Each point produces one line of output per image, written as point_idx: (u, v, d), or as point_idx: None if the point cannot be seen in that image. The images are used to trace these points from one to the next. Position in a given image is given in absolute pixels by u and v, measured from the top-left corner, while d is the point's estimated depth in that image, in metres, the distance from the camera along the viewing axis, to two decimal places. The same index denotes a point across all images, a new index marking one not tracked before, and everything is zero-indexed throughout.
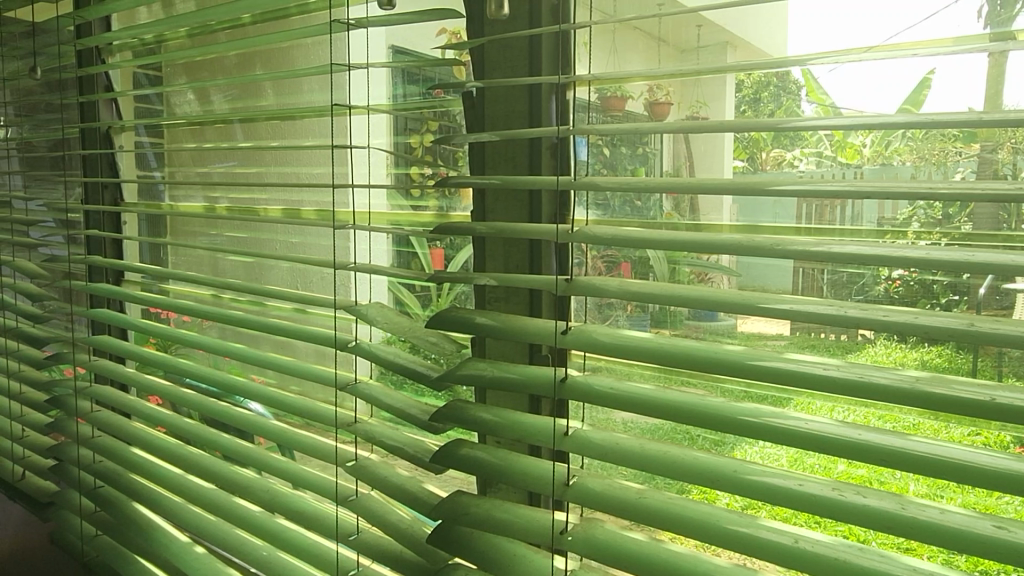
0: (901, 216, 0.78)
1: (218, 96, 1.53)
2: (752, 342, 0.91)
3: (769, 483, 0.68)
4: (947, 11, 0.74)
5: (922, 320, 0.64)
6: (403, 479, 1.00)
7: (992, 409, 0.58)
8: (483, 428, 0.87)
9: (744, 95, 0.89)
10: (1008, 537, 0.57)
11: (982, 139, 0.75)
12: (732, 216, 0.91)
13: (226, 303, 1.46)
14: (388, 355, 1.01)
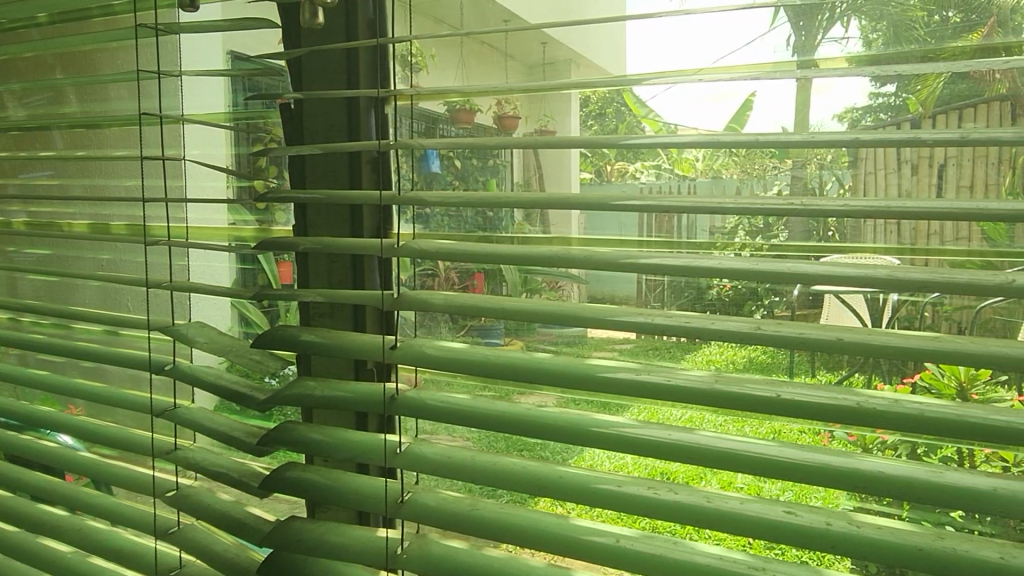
0: (728, 226, 0.86)
1: (12, 100, 1.40)
2: (602, 349, 0.98)
3: (588, 485, 0.71)
4: (762, 38, 0.81)
5: (717, 325, 0.69)
6: (227, 506, 0.95)
7: (776, 404, 0.64)
8: (309, 449, 0.84)
9: (590, 110, 0.94)
10: (794, 522, 0.64)
11: (794, 156, 0.82)
12: (581, 229, 0.96)
13: (26, 327, 1.33)
14: (210, 376, 0.96)
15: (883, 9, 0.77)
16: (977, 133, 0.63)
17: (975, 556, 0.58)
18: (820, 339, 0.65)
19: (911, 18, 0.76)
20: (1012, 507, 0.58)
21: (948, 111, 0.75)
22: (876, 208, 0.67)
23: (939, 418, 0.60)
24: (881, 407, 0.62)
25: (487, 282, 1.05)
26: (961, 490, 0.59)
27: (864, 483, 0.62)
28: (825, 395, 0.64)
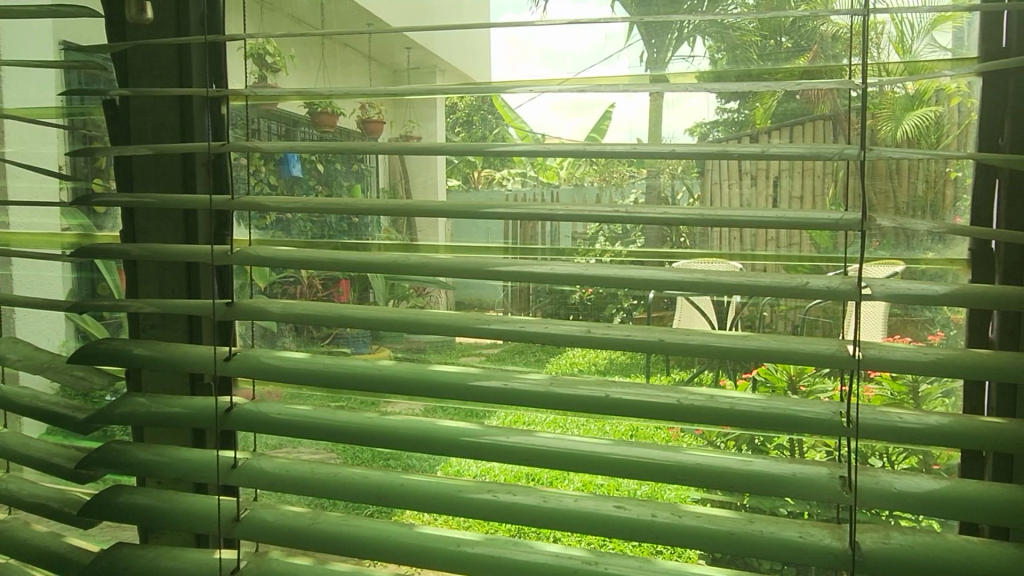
0: (589, 232, 0.78)
1: None
2: (469, 354, 0.83)
3: (432, 490, 0.64)
4: (619, 54, 0.75)
5: (551, 329, 0.61)
6: (46, 537, 0.79)
7: (604, 404, 0.59)
8: (152, 471, 0.71)
9: (457, 116, 0.82)
10: (621, 515, 0.59)
11: (649, 165, 0.77)
12: (448, 237, 0.84)
13: None
14: (23, 398, 0.79)
15: (729, 31, 0.72)
16: (772, 148, 0.58)
17: (778, 538, 0.57)
18: (645, 341, 0.58)
19: (747, 42, 0.72)
20: (809, 491, 0.55)
21: (783, 127, 0.70)
22: (696, 216, 0.60)
23: (749, 412, 0.57)
24: (697, 404, 0.58)
25: (354, 289, 0.86)
26: (766, 477, 0.56)
27: (673, 474, 0.57)
28: (696, 396, 0.59)
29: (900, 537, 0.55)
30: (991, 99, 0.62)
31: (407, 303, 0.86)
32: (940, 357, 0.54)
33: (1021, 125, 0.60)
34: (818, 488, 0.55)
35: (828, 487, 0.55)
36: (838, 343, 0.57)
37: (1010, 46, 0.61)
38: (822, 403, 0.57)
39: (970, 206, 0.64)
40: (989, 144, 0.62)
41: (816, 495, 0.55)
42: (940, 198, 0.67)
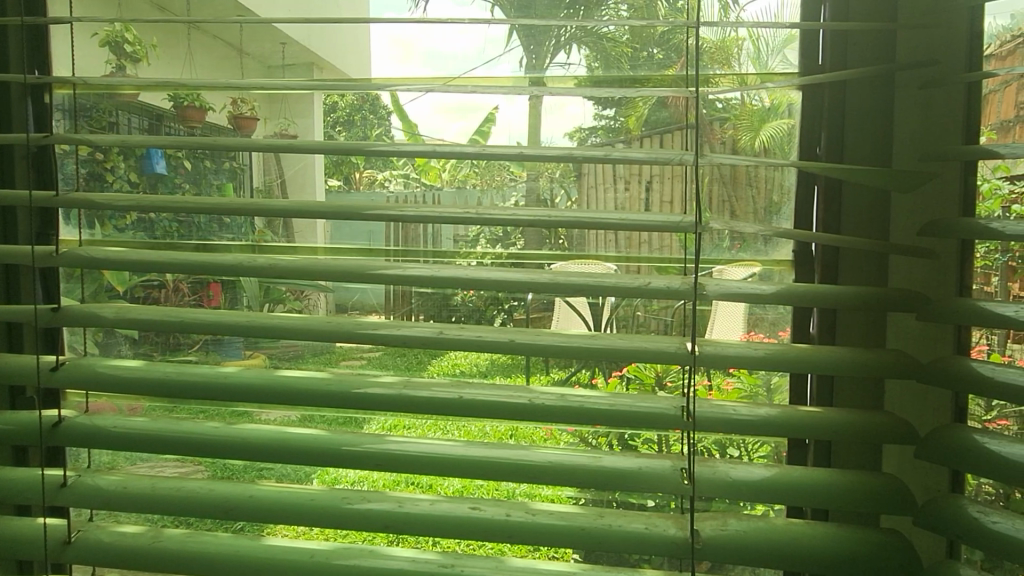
0: (469, 234, 0.78)
1: None
2: (351, 358, 0.80)
3: (285, 501, 0.62)
4: (499, 59, 0.75)
5: (403, 330, 0.62)
6: None
7: (458, 406, 0.60)
8: None
9: (338, 116, 0.78)
10: (477, 516, 0.60)
11: (528, 169, 0.78)
12: (326, 238, 0.80)
13: None
14: None
15: (602, 41, 0.74)
16: (618, 152, 0.63)
17: (627, 531, 0.59)
18: (495, 342, 0.60)
19: (620, 53, 0.74)
20: (652, 483, 0.58)
21: (653, 135, 0.73)
22: (569, 220, 0.62)
23: (594, 409, 0.59)
24: (548, 404, 0.60)
25: (226, 293, 0.83)
26: (614, 472, 0.59)
27: (528, 472, 0.59)
28: (555, 395, 0.61)
29: (736, 523, 0.59)
30: (811, 111, 0.69)
31: (283, 308, 0.82)
32: (765, 352, 0.59)
33: (834, 137, 0.67)
34: (661, 479, 0.58)
35: (670, 478, 0.59)
36: (678, 340, 0.60)
37: (824, 63, 0.68)
38: (663, 398, 0.61)
39: (792, 209, 0.71)
40: (808, 152, 0.69)
41: (659, 486, 0.58)
42: (768, 203, 0.73)
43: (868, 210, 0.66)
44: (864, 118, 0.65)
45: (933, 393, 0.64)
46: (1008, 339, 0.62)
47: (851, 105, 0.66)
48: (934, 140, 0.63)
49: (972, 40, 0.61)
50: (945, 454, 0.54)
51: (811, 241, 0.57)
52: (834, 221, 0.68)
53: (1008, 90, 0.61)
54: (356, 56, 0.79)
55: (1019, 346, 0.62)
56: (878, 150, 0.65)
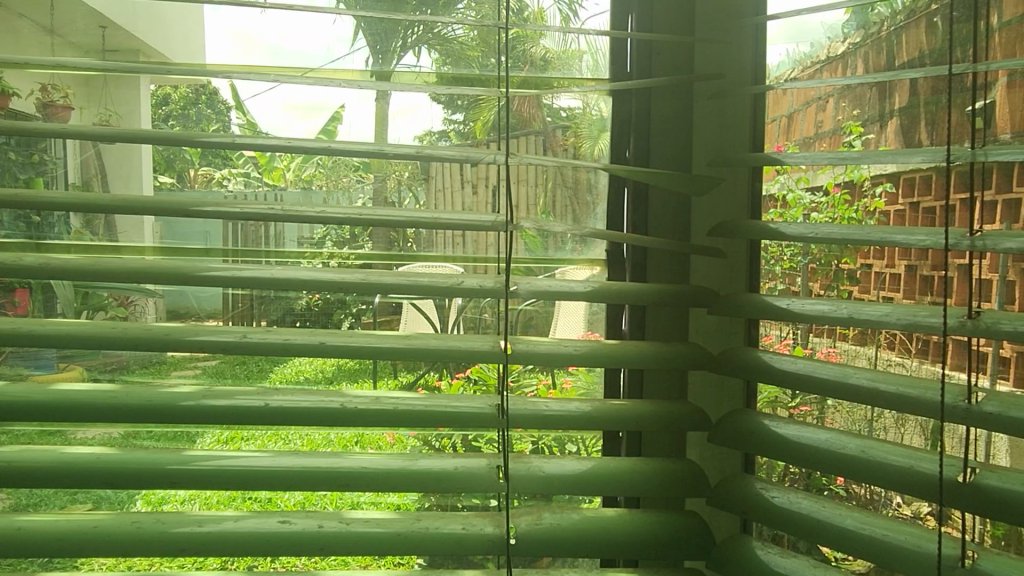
0: (315, 235, 0.75)
1: None
2: (183, 368, 0.73)
3: (70, 528, 0.56)
4: (348, 57, 0.73)
5: (200, 334, 0.58)
6: None
7: (263, 414, 0.57)
8: None
9: (172, 109, 0.73)
10: (286, 531, 0.58)
11: (375, 170, 0.76)
12: (155, 238, 0.74)
13: None
14: None
15: (450, 44, 0.74)
16: (430, 148, 0.62)
17: (442, 533, 0.59)
18: (304, 344, 0.58)
19: (470, 57, 0.74)
20: (465, 483, 0.59)
21: (500, 140, 0.74)
22: (414, 220, 0.62)
23: (406, 411, 0.59)
24: (361, 407, 0.59)
25: (36, 299, 0.73)
26: (426, 474, 0.59)
27: (338, 480, 0.57)
28: (371, 398, 0.60)
29: (549, 518, 0.61)
30: (620, 117, 0.74)
31: (104, 315, 0.74)
32: (582, 349, 0.61)
33: (641, 142, 0.73)
34: (475, 479, 0.59)
35: (485, 477, 0.59)
36: (492, 340, 0.62)
37: (633, 71, 0.74)
38: (480, 397, 0.62)
39: (606, 210, 0.76)
40: (618, 156, 0.74)
41: (472, 485, 0.59)
42: (586, 205, 0.75)
43: (671, 212, 0.74)
44: (668, 127, 0.72)
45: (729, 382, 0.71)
46: (810, 335, 0.69)
47: (656, 113, 0.72)
48: (726, 149, 0.72)
49: (755, 58, 0.70)
50: (735, 438, 0.60)
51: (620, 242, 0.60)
52: (642, 222, 0.74)
53: (809, 110, 0.68)
54: (188, 40, 0.73)
55: (818, 339, 0.69)
56: (681, 158, 0.72)
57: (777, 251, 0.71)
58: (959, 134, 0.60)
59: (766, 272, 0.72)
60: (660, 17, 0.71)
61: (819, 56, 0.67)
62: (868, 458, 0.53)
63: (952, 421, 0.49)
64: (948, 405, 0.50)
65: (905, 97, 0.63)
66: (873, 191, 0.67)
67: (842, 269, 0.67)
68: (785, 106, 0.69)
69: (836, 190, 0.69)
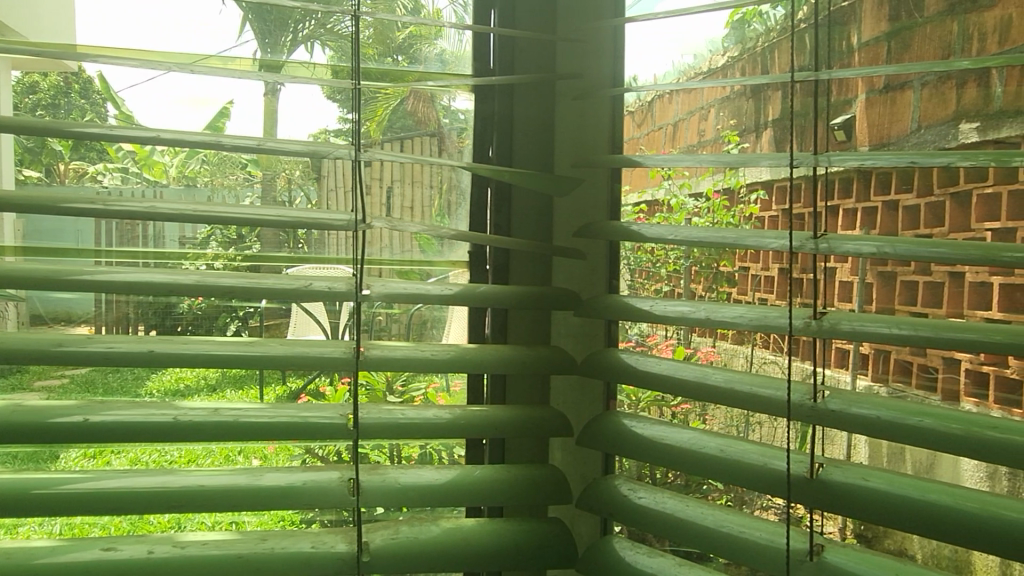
0: (198, 235, 0.70)
1: None
2: (48, 378, 0.68)
3: None
4: (237, 49, 0.69)
5: (44, 342, 0.54)
6: None
7: (83, 431, 0.53)
8: None
9: (37, 97, 0.67)
10: (111, 558, 0.54)
11: (264, 167, 0.72)
12: (17, 237, 0.67)
13: None
14: None
15: (343, 41, 0.70)
16: (270, 142, 0.59)
17: (289, 552, 0.57)
18: (129, 353, 0.54)
19: (366, 55, 0.70)
20: (314, 498, 0.56)
21: (394, 139, 0.70)
22: (281, 218, 0.58)
23: (252, 425, 0.56)
24: (197, 420, 0.56)
25: None
26: (271, 491, 0.56)
27: (172, 502, 0.54)
28: (208, 411, 0.56)
29: (409, 530, 0.60)
30: (483, 115, 0.73)
31: None
32: (454, 354, 0.61)
33: (504, 142, 0.73)
34: (324, 493, 0.57)
35: (336, 491, 0.57)
36: (345, 345, 0.59)
37: (495, 68, 0.73)
38: (330, 406, 0.60)
39: (468, 212, 0.74)
40: (481, 154, 0.74)
41: (322, 500, 0.56)
42: (446, 206, 0.74)
43: (532, 214, 0.73)
44: (530, 127, 0.72)
45: (589, 387, 0.72)
46: (691, 336, 0.72)
47: (519, 112, 0.72)
48: (585, 149, 0.72)
49: (615, 57, 0.71)
50: (603, 439, 0.61)
51: (484, 243, 0.59)
52: (505, 224, 0.74)
53: (693, 118, 0.71)
54: (57, 19, 0.67)
55: (700, 338, 0.72)
56: (543, 157, 0.72)
57: (662, 254, 0.73)
58: (824, 144, 0.63)
59: (651, 275, 0.73)
60: (522, 14, 0.71)
61: (702, 68, 0.70)
62: (727, 456, 0.55)
63: (798, 418, 0.52)
64: (795, 403, 0.53)
65: (777, 107, 0.66)
66: (749, 198, 0.70)
67: (721, 272, 0.71)
68: (670, 115, 0.71)
69: (715, 196, 0.72)
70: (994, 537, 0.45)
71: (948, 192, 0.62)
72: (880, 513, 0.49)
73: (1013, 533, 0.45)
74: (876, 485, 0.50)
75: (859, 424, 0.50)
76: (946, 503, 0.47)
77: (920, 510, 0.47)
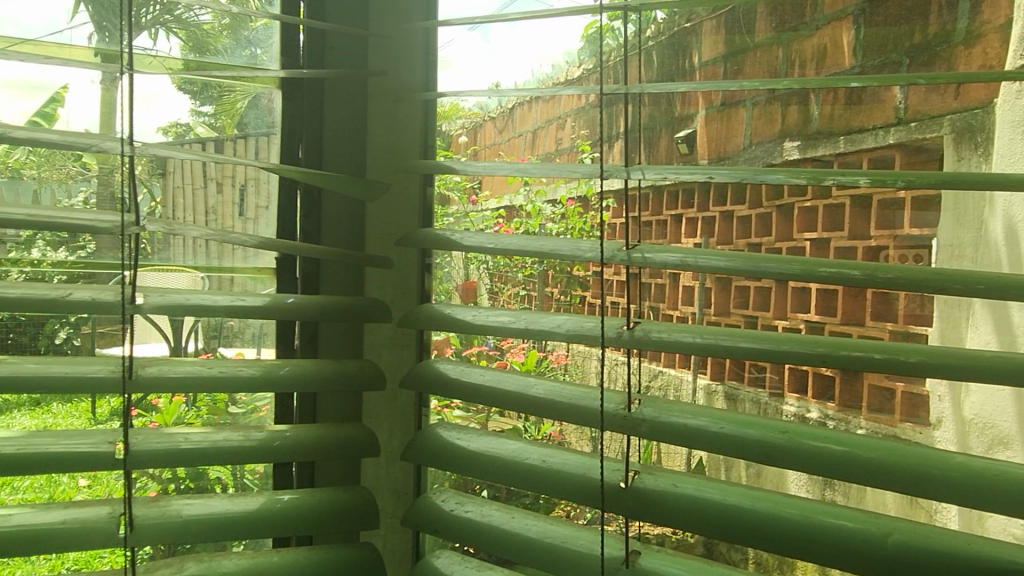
0: (23, 234, 0.62)
1: None
2: None
3: None
4: (70, 32, 0.62)
5: None
6: None
7: None
8: None
9: None
10: None
11: (100, 161, 0.64)
12: None
13: None
14: None
15: (195, 30, 0.65)
16: (18, 131, 0.49)
17: None
18: None
19: (217, 44, 0.66)
20: (73, 540, 0.49)
21: (249, 138, 0.67)
22: (101, 225, 0.51)
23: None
24: None
25: None
26: (23, 534, 0.49)
27: None
28: None
29: (193, 567, 0.55)
30: (290, 113, 0.67)
31: None
32: (262, 371, 0.56)
33: (313, 143, 0.67)
34: (85, 533, 0.50)
35: (101, 529, 0.50)
36: (116, 364, 0.53)
37: (302, 61, 0.67)
38: (98, 433, 0.53)
39: (274, 213, 0.68)
40: (288, 155, 0.68)
41: (82, 542, 0.50)
42: (247, 208, 0.68)
43: (345, 218, 0.67)
44: (342, 131, 0.67)
45: (399, 400, 0.68)
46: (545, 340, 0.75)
47: (331, 111, 0.67)
48: (398, 153, 0.67)
49: (426, 64, 0.69)
50: (427, 453, 0.58)
51: (294, 253, 0.54)
52: (314, 231, 0.67)
53: (551, 127, 0.72)
54: None
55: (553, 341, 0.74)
56: (355, 160, 0.67)
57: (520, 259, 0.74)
58: (670, 158, 0.65)
59: (508, 279, 0.74)
60: (333, 7, 0.66)
61: (560, 78, 0.68)
62: (548, 466, 0.52)
63: (611, 429, 0.48)
64: (608, 413, 0.49)
65: (626, 119, 0.69)
66: (600, 206, 0.72)
67: (572, 276, 0.72)
68: (530, 122, 0.74)
69: (568, 203, 0.74)
70: (798, 542, 0.43)
71: (774, 205, 0.70)
72: (686, 520, 0.46)
73: (815, 537, 0.42)
74: (685, 490, 0.47)
75: (667, 431, 0.47)
76: (753, 506, 0.45)
77: (727, 514, 0.45)
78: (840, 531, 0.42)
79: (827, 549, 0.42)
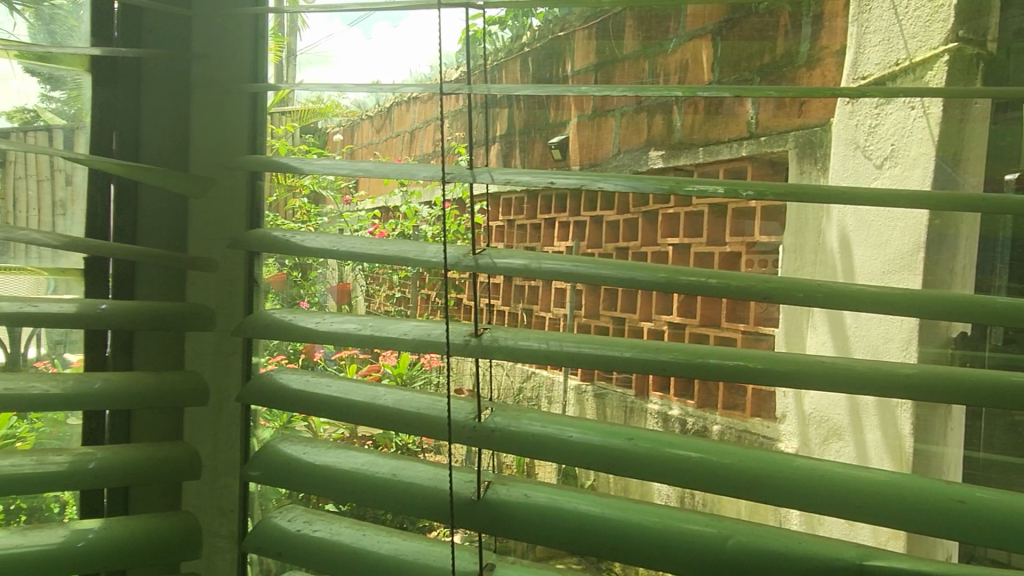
0: None
1: None
2: None
3: None
4: None
5: None
6: None
7: None
8: None
9: None
10: None
11: None
12: None
13: None
14: None
15: (46, 8, 0.61)
16: None
17: None
18: None
19: (66, 24, 0.61)
20: None
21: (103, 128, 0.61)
22: None
23: None
24: None
25: None
26: None
27: None
28: None
29: None
30: (101, 98, 0.60)
31: None
32: (68, 388, 0.50)
33: (126, 133, 0.60)
34: None
35: None
36: None
37: (116, 37, 0.59)
38: None
39: (82, 209, 0.61)
40: (98, 145, 0.60)
41: None
42: (50, 202, 0.61)
43: (160, 216, 0.60)
44: (158, 120, 0.59)
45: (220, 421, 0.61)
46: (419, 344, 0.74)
47: (148, 96, 0.60)
48: (220, 147, 0.60)
49: (256, 47, 0.61)
50: (266, 471, 0.54)
51: (99, 253, 0.50)
52: (129, 227, 0.60)
53: (429, 128, 0.70)
54: None
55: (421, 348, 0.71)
56: (172, 151, 0.59)
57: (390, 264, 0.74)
58: (545, 162, 0.65)
59: (383, 280, 0.73)
60: None
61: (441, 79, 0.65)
62: (397, 479, 0.50)
63: (459, 442, 0.47)
64: (458, 423, 0.48)
65: (504, 124, 0.65)
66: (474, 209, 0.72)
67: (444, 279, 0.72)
68: (408, 122, 0.72)
69: (446, 205, 0.73)
70: (646, 550, 0.43)
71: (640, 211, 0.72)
72: (536, 530, 0.46)
73: (662, 546, 0.43)
74: (538, 500, 0.47)
75: (517, 442, 0.46)
76: (604, 515, 0.45)
77: (578, 523, 0.45)
78: (689, 534, 0.43)
79: (673, 557, 0.42)
